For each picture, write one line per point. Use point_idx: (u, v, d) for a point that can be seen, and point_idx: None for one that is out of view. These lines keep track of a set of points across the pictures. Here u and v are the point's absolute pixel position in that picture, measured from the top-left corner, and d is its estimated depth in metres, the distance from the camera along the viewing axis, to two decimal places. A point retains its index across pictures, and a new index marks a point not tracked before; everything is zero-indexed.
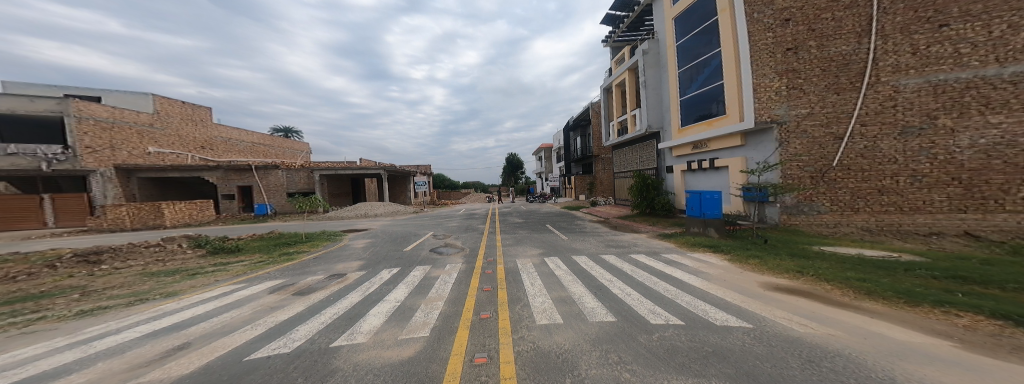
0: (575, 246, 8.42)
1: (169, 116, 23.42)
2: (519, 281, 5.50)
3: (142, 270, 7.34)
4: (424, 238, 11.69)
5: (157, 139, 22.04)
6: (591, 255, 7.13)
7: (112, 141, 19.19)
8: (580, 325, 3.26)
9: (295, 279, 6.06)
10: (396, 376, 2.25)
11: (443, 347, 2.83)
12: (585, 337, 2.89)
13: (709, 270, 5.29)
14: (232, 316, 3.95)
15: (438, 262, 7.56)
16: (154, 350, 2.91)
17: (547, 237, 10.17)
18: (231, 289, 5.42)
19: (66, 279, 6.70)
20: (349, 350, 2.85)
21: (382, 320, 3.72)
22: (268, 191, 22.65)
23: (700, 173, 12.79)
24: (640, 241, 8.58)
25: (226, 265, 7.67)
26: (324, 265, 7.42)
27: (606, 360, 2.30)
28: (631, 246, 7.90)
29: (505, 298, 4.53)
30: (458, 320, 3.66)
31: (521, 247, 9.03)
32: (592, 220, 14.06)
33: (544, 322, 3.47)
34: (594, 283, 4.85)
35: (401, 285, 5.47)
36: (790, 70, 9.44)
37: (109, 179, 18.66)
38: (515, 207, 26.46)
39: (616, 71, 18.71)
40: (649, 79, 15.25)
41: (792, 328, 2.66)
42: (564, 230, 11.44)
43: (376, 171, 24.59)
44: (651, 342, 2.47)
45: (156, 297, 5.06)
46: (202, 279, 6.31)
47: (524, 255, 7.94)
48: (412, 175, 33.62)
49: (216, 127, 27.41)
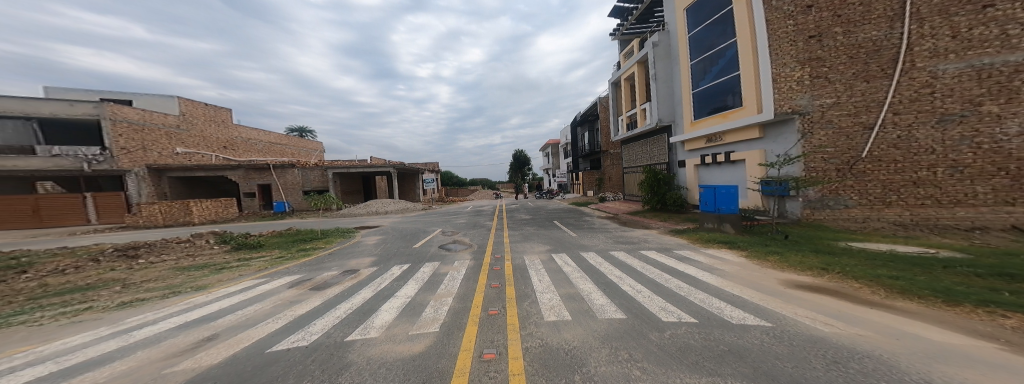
0: (583, 242, 8.39)
1: (194, 117, 24.26)
2: (526, 277, 5.53)
3: (174, 264, 7.68)
4: (433, 235, 11.80)
5: (183, 141, 22.80)
6: (599, 251, 7.10)
7: (144, 142, 19.96)
8: (588, 322, 3.25)
9: (311, 275, 6.18)
10: (407, 371, 2.28)
11: (452, 343, 2.85)
12: (594, 334, 2.88)
13: (724, 266, 5.20)
14: (256, 310, 4.09)
15: (447, 258, 7.66)
16: (186, 340, 3.04)
17: (555, 234, 10.18)
18: (253, 284, 5.60)
19: (107, 272, 7.04)
20: (362, 344, 2.91)
21: (393, 315, 3.79)
22: (285, 189, 23.20)
23: (714, 167, 12.52)
24: (651, 237, 8.51)
25: (249, 260, 7.95)
26: (337, 262, 7.54)
27: (616, 357, 2.29)
28: (643, 243, 7.83)
29: (514, 294, 4.57)
30: (466, 316, 3.68)
31: (529, 244, 9.02)
32: (601, 217, 13.98)
33: (553, 318, 3.47)
34: (602, 280, 4.84)
35: (411, 281, 5.54)
36: (814, 59, 9.12)
37: (143, 178, 19.41)
38: (523, 203, 26.41)
39: (624, 65, 18.43)
40: (660, 72, 14.96)
41: (812, 328, 2.59)
42: (572, 226, 11.43)
43: (386, 169, 24.89)
44: (662, 340, 2.43)
45: (186, 291, 5.24)
46: (228, 274, 6.54)
47: (532, 251, 7.98)
48: (420, 172, 33.96)
49: (235, 128, 28.17)
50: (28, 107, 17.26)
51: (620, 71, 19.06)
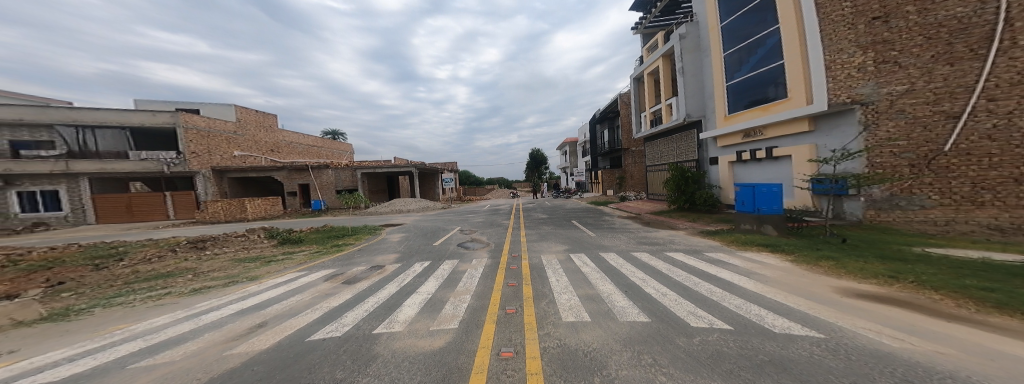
0: (602, 242, 8.19)
1: (247, 123, 26.14)
2: (544, 277, 5.48)
3: (233, 256, 8.42)
4: (452, 233, 12.00)
5: (240, 145, 24.87)
6: (621, 252, 6.90)
7: (209, 146, 22.39)
8: (608, 323, 3.17)
9: (343, 269, 6.50)
10: (428, 366, 2.32)
11: (470, 340, 2.88)
12: (614, 337, 2.80)
13: (765, 271, 4.88)
14: (297, 300, 4.36)
15: (465, 256, 7.77)
16: (243, 325, 3.30)
17: (573, 233, 10.02)
18: (295, 276, 5.98)
19: (183, 261, 7.86)
20: (387, 337, 3.01)
21: (415, 310, 3.88)
22: (322, 189, 24.54)
23: (754, 164, 11.84)
24: (677, 239, 8.15)
25: (291, 254, 8.58)
26: (365, 257, 7.88)
27: (638, 361, 2.21)
28: (667, 244, 7.55)
29: (530, 293, 4.55)
30: (484, 314, 3.71)
31: (546, 243, 8.97)
32: (622, 217, 13.62)
33: (571, 319, 3.42)
34: (624, 282, 4.69)
35: (431, 278, 5.66)
36: (879, 42, 8.06)
37: (209, 178, 21.90)
38: (540, 202, 26.31)
39: (646, 60, 17.85)
40: (688, 65, 14.40)
41: (881, 343, 2.33)
42: (591, 226, 11.23)
43: (407, 169, 25.63)
44: (691, 346, 2.32)
45: (243, 280, 5.71)
46: (275, 266, 7.04)
47: (549, 251, 7.93)
48: (439, 171, 34.69)
49: (282, 133, 30.06)
50: (122, 117, 19.77)
51: (643, 66, 18.38)
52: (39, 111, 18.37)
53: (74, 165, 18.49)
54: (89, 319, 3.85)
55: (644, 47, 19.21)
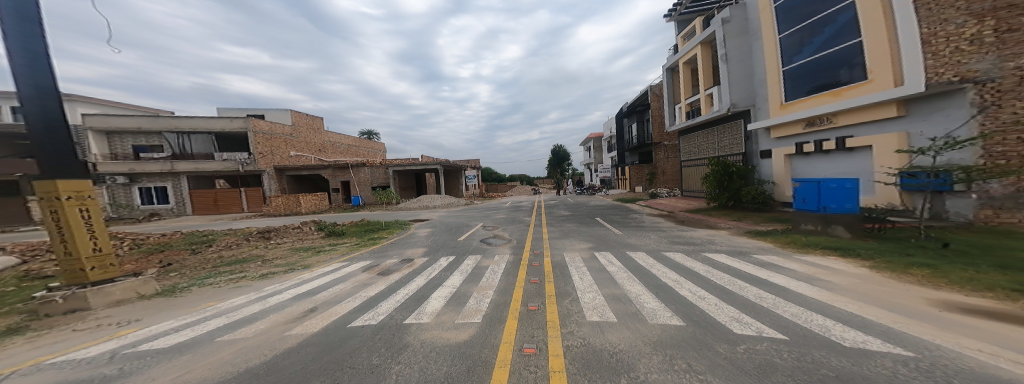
0: (630, 241, 7.92)
1: (300, 126, 28.76)
2: (567, 275, 5.40)
3: (291, 245, 9.66)
4: (475, 229, 12.25)
5: (296, 146, 27.61)
6: (652, 252, 6.62)
7: (273, 148, 25.15)
8: (637, 325, 3.06)
9: (378, 261, 6.90)
10: (453, 358, 2.41)
11: (494, 334, 2.91)
12: (643, 339, 2.69)
13: (833, 278, 4.37)
14: (340, 289, 4.79)
15: (487, 252, 7.90)
16: (296, 310, 3.91)
17: (597, 231, 9.79)
18: (339, 266, 6.54)
19: (254, 248, 9.36)
20: (417, 328, 3.13)
21: (442, 303, 3.98)
22: (360, 185, 26.24)
23: (822, 156, 10.65)
24: (718, 239, 7.64)
25: (336, 245, 9.48)
26: (397, 250, 8.31)
27: (670, 366, 2.10)
28: (703, 244, 7.14)
29: (553, 290, 4.51)
30: (507, 310, 3.72)
31: (570, 241, 8.87)
32: (652, 214, 13.10)
33: (595, 318, 3.33)
34: (655, 282, 4.47)
35: (456, 273, 5.79)
36: (1004, 6, 6.61)
37: (272, 177, 24.61)
38: (563, 198, 26.09)
39: (682, 48, 16.90)
40: (733, 51, 13.46)
41: (995, 366, 1.92)
42: (618, 224, 10.92)
43: (434, 167, 26.43)
44: (733, 354, 2.16)
45: (298, 268, 6.58)
46: (322, 256, 7.90)
47: (572, 248, 7.83)
48: (463, 169, 35.45)
49: (326, 134, 32.24)
50: (208, 124, 23.23)
51: (678, 55, 17.50)
52: (148, 120, 22.45)
53: (177, 165, 22.36)
54: (189, 297, 4.87)
55: (680, 36, 18.32)
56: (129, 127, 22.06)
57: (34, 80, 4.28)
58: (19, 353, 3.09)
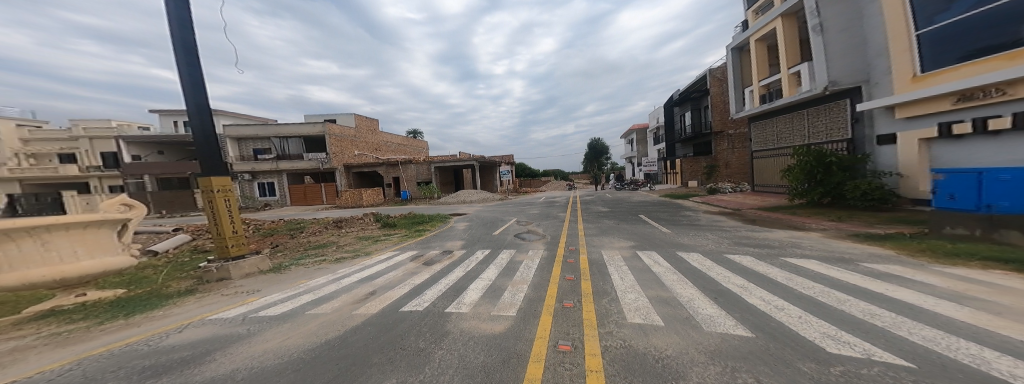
0: (681, 241, 7.29)
1: (362, 128, 32.39)
2: (604, 273, 5.21)
3: (355, 234, 11.30)
4: (509, 224, 12.35)
5: (359, 146, 31.45)
6: (710, 254, 5.93)
7: (342, 150, 29.19)
8: (689, 332, 2.80)
9: (422, 251, 7.45)
10: (491, 350, 2.60)
11: (528, 328, 2.98)
12: (696, 346, 2.48)
13: (997, 296, 3.21)
14: (391, 278, 5.36)
15: (522, 247, 7.91)
16: (358, 295, 4.63)
17: (641, 229, 9.21)
18: (391, 255, 7.33)
19: (330, 235, 11.29)
20: (456, 317, 3.33)
21: (479, 295, 4.09)
22: (407, 181, 28.27)
23: (991, 139, 8.19)
24: (800, 242, 6.58)
25: (388, 236, 10.47)
26: (439, 242, 8.77)
27: (731, 380, 1.89)
28: (783, 248, 6.13)
29: (590, 289, 4.34)
30: (541, 305, 3.71)
31: (608, 238, 8.51)
32: (705, 212, 12.00)
33: (638, 321, 3.16)
34: (714, 287, 3.98)
35: (492, 266, 5.88)
36: None
37: (344, 174, 28.60)
38: (601, 194, 25.25)
39: (756, 25, 15.74)
40: (830, 19, 12.14)
41: None
42: (665, 222, 10.19)
43: (469, 163, 27.12)
44: (825, 376, 1.85)
45: (360, 254, 7.81)
46: (378, 244, 9.04)
47: (611, 246, 7.51)
48: (498, 164, 35.99)
49: (381, 134, 35.17)
50: (298, 129, 27.89)
51: (748, 34, 16.37)
52: (261, 128, 27.79)
53: (281, 164, 27.56)
54: (290, 274, 6.24)
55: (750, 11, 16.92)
56: (249, 134, 27.69)
57: (197, 97, 5.96)
58: (191, 308, 4.42)
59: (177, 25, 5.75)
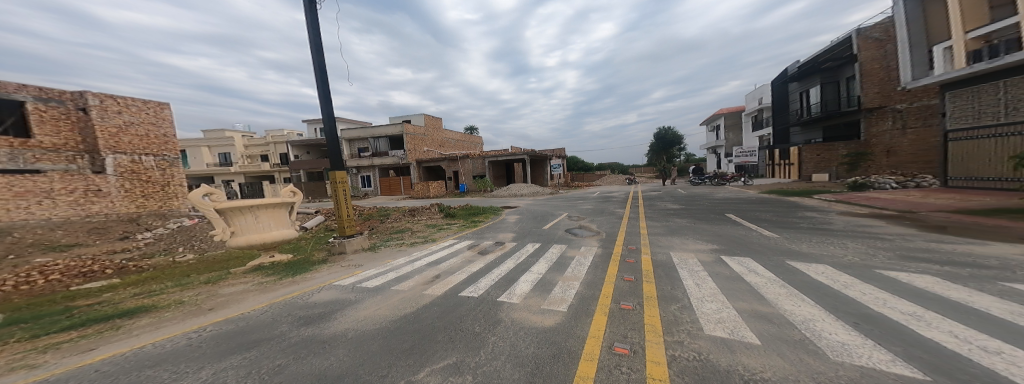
0: (781, 246, 6.05)
1: (430, 126, 35.39)
2: (672, 278, 4.91)
3: (423, 221, 12.68)
4: (560, 218, 12.12)
5: (428, 143, 34.61)
6: (829, 264, 4.58)
7: (415, 147, 32.57)
8: (801, 356, 2.28)
9: (477, 241, 8.19)
10: (542, 341, 2.94)
11: (580, 327, 3.21)
12: (797, 368, 2.10)
13: None
14: (451, 263, 6.16)
15: (573, 242, 7.89)
16: (427, 276, 5.42)
17: (725, 231, 8.02)
18: (453, 242, 8.21)
19: (406, 221, 12.90)
20: (507, 307, 3.97)
21: (529, 288, 4.64)
22: (464, 175, 30.17)
23: None
24: (1000, 257, 4.62)
25: (448, 225, 11.42)
26: (492, 233, 9.33)
27: None
28: (1014, 272, 3.95)
29: (654, 293, 4.28)
30: (594, 304, 3.93)
31: (679, 239, 7.71)
32: (812, 212, 9.83)
33: (721, 334, 2.83)
34: (849, 310, 3.14)
35: (542, 260, 6.20)
36: None
37: (416, 168, 31.98)
38: (667, 189, 23.01)
39: None
40: None
41: None
42: (754, 223, 8.62)
43: (520, 157, 27.55)
44: None
45: (427, 239, 8.81)
46: (442, 232, 9.99)
47: (682, 248, 6.83)
48: (549, 158, 35.31)
49: (444, 132, 37.85)
50: (384, 130, 32.28)
51: None
52: (362, 131, 33.10)
53: (376, 160, 32.11)
54: (382, 252, 7.52)
55: None
56: (356, 136, 33.42)
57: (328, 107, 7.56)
58: (323, 274, 5.91)
59: (317, 54, 7.39)
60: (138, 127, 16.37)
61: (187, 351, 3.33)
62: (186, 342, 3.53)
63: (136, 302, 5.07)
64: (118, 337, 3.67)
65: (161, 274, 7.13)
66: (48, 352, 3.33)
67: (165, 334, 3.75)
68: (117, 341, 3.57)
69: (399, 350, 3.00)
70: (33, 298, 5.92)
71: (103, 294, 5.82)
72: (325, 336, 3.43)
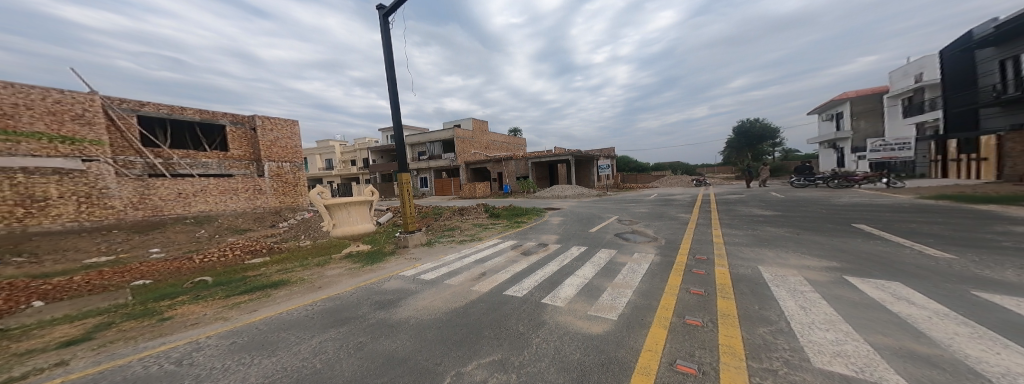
0: (948, 271, 4.52)
1: (477, 130, 36.85)
2: (755, 296, 4.13)
3: (470, 219, 13.24)
4: (609, 222, 11.41)
5: (475, 146, 36.15)
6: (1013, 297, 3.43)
7: (463, 150, 34.38)
8: None
9: (521, 241, 8.29)
10: (588, 348, 2.81)
11: (634, 338, 2.95)
12: None
13: None
14: (497, 262, 6.33)
15: (625, 247, 7.35)
16: (474, 273, 5.63)
17: (862, 246, 6.31)
18: (497, 242, 8.40)
19: (455, 219, 13.61)
20: (552, 309, 3.88)
21: (574, 292, 4.49)
22: (508, 176, 30.77)
23: None
24: None
25: (492, 224, 11.70)
26: (535, 234, 9.36)
27: None
28: None
29: (733, 310, 3.64)
30: (651, 315, 3.55)
31: (773, 251, 6.46)
32: (972, 226, 7.38)
33: (836, 369, 2.21)
34: None
35: (588, 264, 5.97)
36: None
37: (465, 170, 33.62)
38: (740, 192, 19.95)
39: None
40: None
41: None
42: (883, 237, 6.85)
43: (565, 157, 27.31)
44: None
45: (474, 238, 9.16)
46: (488, 231, 10.25)
47: (773, 263, 5.72)
48: (596, 158, 33.75)
49: (490, 134, 39.00)
50: (436, 135, 34.77)
51: None
52: (420, 136, 36.24)
53: (431, 163, 34.71)
54: (437, 248, 8.02)
55: None
56: (416, 141, 36.77)
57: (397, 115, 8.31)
58: (391, 265, 6.51)
59: (389, 69, 8.21)
60: (283, 141, 20.25)
61: (303, 320, 3.95)
62: (303, 313, 4.21)
63: (279, 276, 6.43)
64: (268, 303, 4.77)
65: (291, 255, 8.83)
66: (236, 307, 4.72)
67: (295, 304, 4.60)
68: (267, 306, 4.64)
69: (453, 341, 3.11)
70: (227, 267, 7.96)
71: (261, 268, 7.52)
72: (394, 320, 3.74)
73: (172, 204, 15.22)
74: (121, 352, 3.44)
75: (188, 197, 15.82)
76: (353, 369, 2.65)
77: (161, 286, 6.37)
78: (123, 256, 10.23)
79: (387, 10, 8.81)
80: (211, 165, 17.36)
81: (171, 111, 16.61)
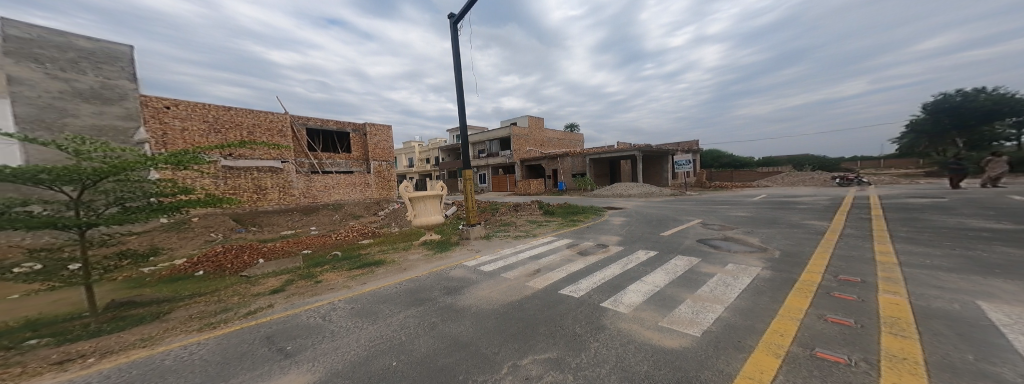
0: None
1: (534, 126, 36.44)
2: (954, 330, 2.57)
3: (523, 216, 13.15)
4: (688, 225, 9.66)
5: (531, 143, 35.85)
6: None
7: (519, 148, 34.43)
8: None
9: (578, 241, 7.72)
10: (657, 362, 2.27)
11: (724, 361, 2.24)
12: None
13: None
14: (552, 260, 6.02)
15: (710, 256, 6.01)
16: (529, 269, 5.43)
17: None
18: (552, 239, 8.04)
19: (511, 215, 13.68)
20: (613, 315, 3.36)
21: (642, 299, 3.83)
22: (564, 173, 30.00)
23: None
24: None
25: (546, 222, 11.30)
26: (593, 234, 8.62)
27: None
28: None
29: (918, 351, 2.22)
30: (755, 339, 2.62)
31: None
32: None
33: None
34: None
35: (660, 271, 5.07)
36: None
37: (521, 167, 33.87)
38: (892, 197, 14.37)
39: None
40: None
41: None
42: None
43: (631, 152, 24.73)
44: None
45: (527, 234, 8.99)
46: (541, 228, 9.91)
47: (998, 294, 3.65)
48: (670, 153, 29.60)
49: (547, 131, 38.03)
50: (496, 133, 35.65)
51: None
52: (481, 135, 37.82)
53: (492, 160, 35.86)
54: (496, 241, 8.15)
55: None
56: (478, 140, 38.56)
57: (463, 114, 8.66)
58: (458, 255, 6.91)
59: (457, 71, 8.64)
60: (386, 143, 23.71)
61: (391, 296, 4.44)
62: (393, 290, 4.73)
63: (381, 256, 7.48)
64: (373, 278, 5.53)
65: (385, 239, 10.28)
66: (354, 279, 5.61)
67: (392, 280, 5.24)
68: (372, 280, 5.40)
69: (511, 332, 2.99)
70: (349, 245, 9.70)
71: (369, 247, 8.97)
72: (460, 305, 3.86)
73: (322, 194, 19.51)
74: (296, 303, 4.46)
75: (330, 187, 19.82)
76: (427, 346, 2.76)
77: (316, 256, 8.15)
78: (297, 231, 13.79)
79: (457, 17, 9.26)
80: (341, 164, 21.50)
81: (322, 122, 21.29)
